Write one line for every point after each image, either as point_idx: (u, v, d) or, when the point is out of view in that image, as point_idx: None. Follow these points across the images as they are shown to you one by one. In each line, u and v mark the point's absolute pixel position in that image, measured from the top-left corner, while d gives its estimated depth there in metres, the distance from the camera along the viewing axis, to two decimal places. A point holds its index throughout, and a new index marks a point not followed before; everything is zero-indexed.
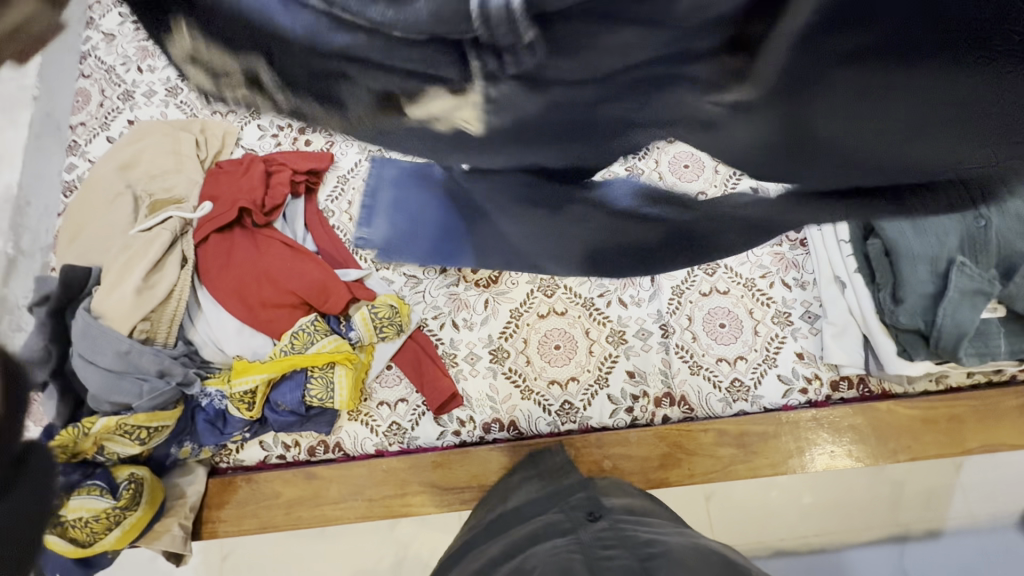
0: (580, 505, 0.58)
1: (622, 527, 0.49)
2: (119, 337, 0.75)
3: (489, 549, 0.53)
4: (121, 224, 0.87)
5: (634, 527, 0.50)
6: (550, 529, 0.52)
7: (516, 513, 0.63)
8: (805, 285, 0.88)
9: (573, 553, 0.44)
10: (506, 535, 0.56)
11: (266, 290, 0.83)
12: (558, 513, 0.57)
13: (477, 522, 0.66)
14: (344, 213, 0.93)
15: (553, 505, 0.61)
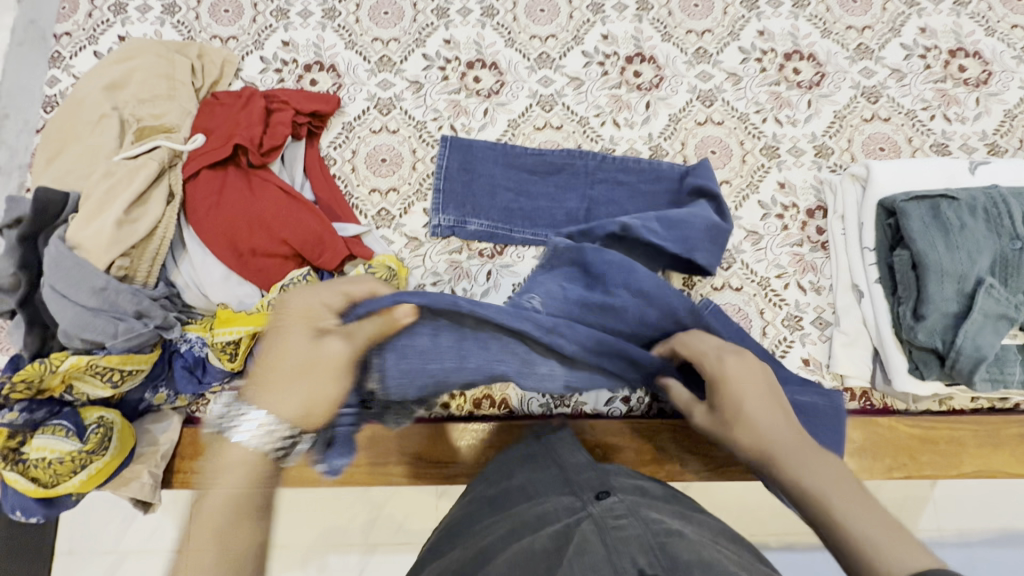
0: (585, 485, 0.61)
1: (641, 512, 0.55)
2: (95, 272, 0.70)
3: (497, 528, 0.56)
4: (105, 149, 0.79)
5: (645, 507, 0.56)
6: (560, 508, 0.57)
7: (522, 491, 0.63)
8: (820, 289, 0.83)
9: (593, 546, 0.50)
10: (504, 515, 0.58)
11: (257, 237, 0.77)
12: (568, 494, 0.60)
13: (472, 498, 0.66)
14: (347, 162, 0.88)
15: (561, 485, 0.62)
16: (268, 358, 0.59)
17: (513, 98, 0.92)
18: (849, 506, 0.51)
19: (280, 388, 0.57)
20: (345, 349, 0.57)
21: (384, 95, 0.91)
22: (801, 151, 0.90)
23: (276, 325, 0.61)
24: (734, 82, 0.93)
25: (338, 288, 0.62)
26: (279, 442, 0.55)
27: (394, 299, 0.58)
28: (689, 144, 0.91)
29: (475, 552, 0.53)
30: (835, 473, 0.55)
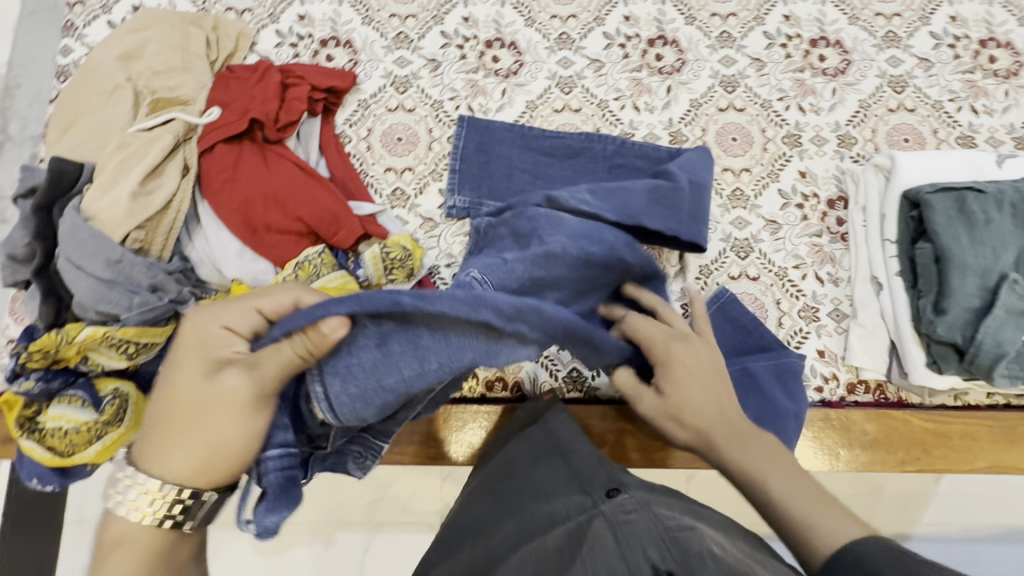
0: (596, 483, 0.60)
1: (652, 508, 0.54)
2: (110, 244, 0.70)
3: (505, 527, 0.58)
4: (120, 121, 0.78)
5: (656, 504, 0.56)
6: (570, 507, 0.57)
7: (528, 485, 0.63)
8: (838, 281, 0.83)
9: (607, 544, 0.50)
10: (516, 513, 0.60)
11: (272, 213, 0.77)
12: (578, 493, 0.59)
13: (478, 488, 0.67)
14: (363, 140, 0.87)
15: (570, 480, 0.62)
16: (160, 399, 0.49)
17: (532, 79, 0.91)
18: (790, 485, 0.52)
19: (176, 433, 0.48)
20: (247, 384, 0.47)
21: (401, 73, 0.90)
22: (823, 140, 0.88)
23: (173, 355, 0.50)
24: (758, 67, 0.91)
25: (246, 306, 0.50)
26: (165, 511, 0.50)
27: (309, 315, 0.45)
28: (709, 130, 0.89)
29: (483, 553, 0.56)
30: (774, 451, 0.55)
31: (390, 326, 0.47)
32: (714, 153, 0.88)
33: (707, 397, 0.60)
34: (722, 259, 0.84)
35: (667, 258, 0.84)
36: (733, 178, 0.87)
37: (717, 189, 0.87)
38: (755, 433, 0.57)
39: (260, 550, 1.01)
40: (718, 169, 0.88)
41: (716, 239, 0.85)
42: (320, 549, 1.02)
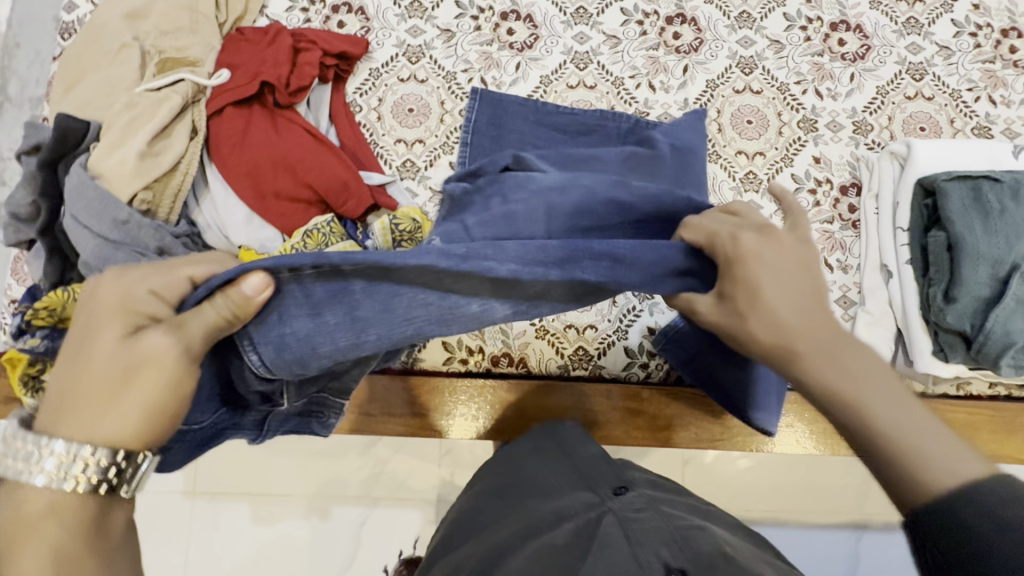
0: (602, 481, 0.60)
1: (659, 506, 0.55)
2: (117, 205, 0.69)
3: (511, 524, 0.57)
4: (126, 80, 0.77)
5: (662, 503, 0.57)
6: (576, 503, 0.57)
7: (532, 482, 0.63)
8: (847, 268, 0.82)
9: (612, 529, 0.52)
10: (523, 509, 0.59)
11: (282, 179, 0.76)
12: (584, 489, 0.59)
13: (485, 490, 0.66)
14: (373, 110, 0.85)
15: (574, 479, 0.62)
16: (69, 373, 0.43)
17: (547, 53, 0.89)
18: (891, 409, 0.45)
19: (96, 407, 0.42)
20: (176, 348, 0.42)
21: (414, 42, 0.88)
22: (839, 126, 0.88)
23: (78, 324, 0.44)
24: (776, 50, 0.90)
25: (163, 272, 0.45)
26: (96, 474, 0.41)
27: (229, 271, 0.43)
28: (725, 112, 0.88)
29: (489, 550, 0.54)
30: (871, 366, 0.48)
31: (299, 299, 0.45)
32: (729, 135, 0.87)
33: (791, 308, 0.50)
34: None
35: None
36: (746, 162, 0.86)
37: (730, 172, 0.86)
38: (838, 346, 0.48)
39: (257, 520, 1.02)
40: (732, 151, 0.87)
41: None
42: (317, 522, 1.02)
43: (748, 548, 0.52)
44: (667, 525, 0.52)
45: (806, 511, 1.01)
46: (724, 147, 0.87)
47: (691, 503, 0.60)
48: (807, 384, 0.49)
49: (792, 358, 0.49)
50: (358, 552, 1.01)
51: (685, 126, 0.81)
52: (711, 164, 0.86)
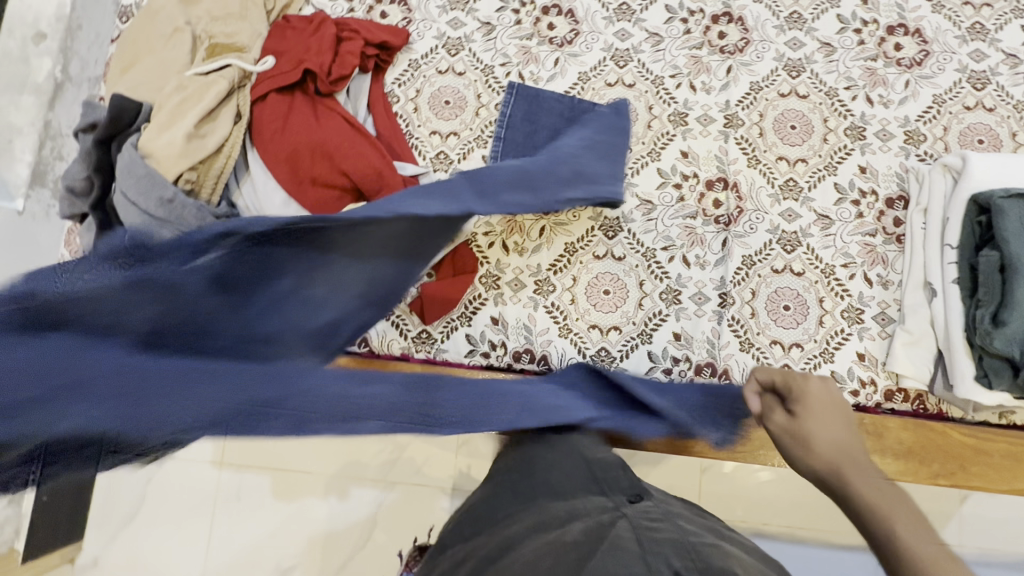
0: (616, 487, 0.60)
1: (671, 517, 0.55)
2: (164, 183, 0.71)
3: (522, 519, 0.57)
4: (177, 64, 0.79)
5: (681, 517, 0.56)
6: (590, 505, 0.57)
7: (545, 481, 0.62)
8: (888, 283, 0.80)
9: (626, 531, 0.51)
10: (536, 506, 0.58)
11: (319, 166, 0.77)
12: (598, 494, 0.59)
13: (493, 487, 0.65)
14: (410, 101, 0.87)
15: (587, 480, 0.61)
16: None
17: (587, 50, 0.88)
18: (922, 538, 0.45)
19: None
20: None
21: (454, 35, 0.88)
22: (889, 135, 0.84)
23: None
24: (827, 53, 0.86)
25: None
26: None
27: None
28: (768, 116, 0.85)
29: (503, 538, 0.55)
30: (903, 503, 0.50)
31: None
32: (771, 140, 0.85)
33: (839, 437, 0.58)
34: (766, 252, 0.82)
35: (710, 246, 0.82)
36: (787, 168, 0.84)
37: (769, 178, 0.84)
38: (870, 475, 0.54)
39: (279, 496, 1.05)
40: (772, 157, 0.84)
41: (763, 230, 0.82)
42: (335, 501, 1.05)
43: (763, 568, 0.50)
44: (683, 534, 0.52)
45: (827, 530, 0.98)
46: (764, 152, 0.84)
47: (703, 520, 0.59)
48: (850, 490, 0.52)
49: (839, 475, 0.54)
50: (373, 533, 1.04)
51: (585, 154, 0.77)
52: (750, 169, 0.84)
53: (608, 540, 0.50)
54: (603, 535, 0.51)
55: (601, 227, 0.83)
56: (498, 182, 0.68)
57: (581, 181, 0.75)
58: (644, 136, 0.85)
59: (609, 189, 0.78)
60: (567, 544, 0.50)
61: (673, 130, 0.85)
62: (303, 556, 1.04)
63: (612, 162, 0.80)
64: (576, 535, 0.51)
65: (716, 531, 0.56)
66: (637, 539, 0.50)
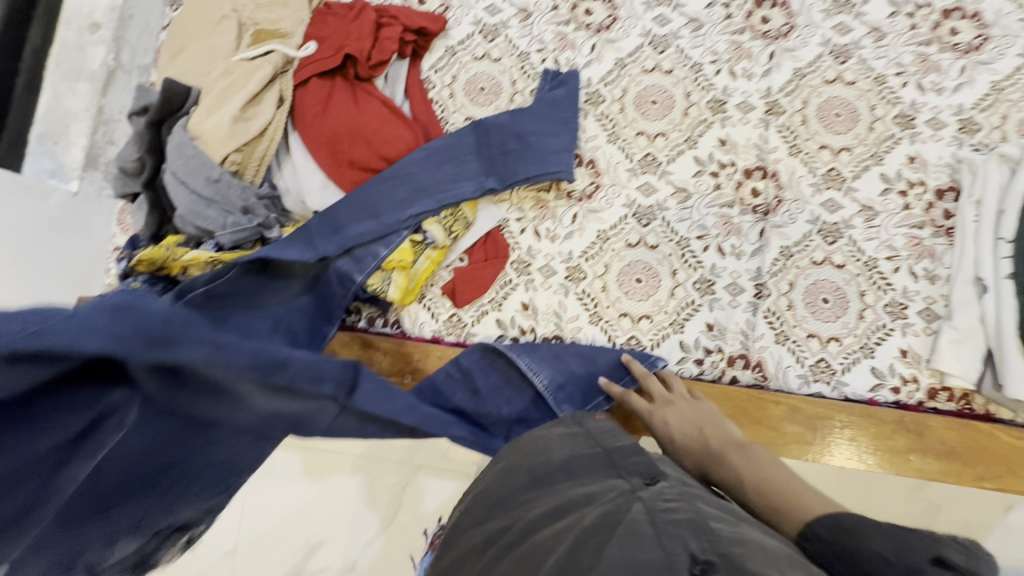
0: (631, 469, 0.58)
1: (688, 497, 0.53)
2: (211, 164, 0.74)
3: (540, 504, 0.55)
4: (224, 49, 0.82)
5: (700, 499, 0.54)
6: (606, 488, 0.54)
7: (559, 467, 0.60)
8: (935, 278, 0.77)
9: (641, 517, 0.49)
10: (553, 490, 0.57)
11: (358, 150, 0.79)
12: (614, 476, 0.57)
13: (508, 469, 0.63)
14: (446, 87, 0.87)
15: (603, 464, 0.59)
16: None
17: (624, 35, 0.87)
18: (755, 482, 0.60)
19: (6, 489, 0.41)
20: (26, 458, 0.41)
21: (491, 21, 0.88)
22: (941, 124, 0.80)
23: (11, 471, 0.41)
24: (876, 38, 0.83)
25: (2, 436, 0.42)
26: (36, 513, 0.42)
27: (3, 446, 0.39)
28: (812, 103, 0.83)
29: (521, 526, 0.53)
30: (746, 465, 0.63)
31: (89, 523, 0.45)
32: (814, 128, 0.82)
33: (691, 421, 0.70)
34: (806, 243, 0.80)
35: (747, 236, 0.81)
36: (830, 158, 0.81)
37: (811, 167, 0.81)
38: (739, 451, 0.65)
39: (308, 474, 1.09)
40: (814, 146, 0.82)
41: (803, 221, 0.80)
42: (362, 481, 1.08)
43: (786, 549, 0.48)
44: (702, 517, 0.49)
45: None
46: (806, 141, 0.82)
47: (725, 501, 0.55)
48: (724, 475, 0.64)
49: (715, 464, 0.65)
50: (398, 513, 1.06)
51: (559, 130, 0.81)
52: (791, 158, 0.82)
53: (621, 530, 0.48)
54: (617, 523, 0.49)
55: (635, 215, 0.83)
56: (345, 214, 0.76)
57: (422, 196, 0.78)
58: (681, 123, 0.84)
59: (452, 194, 0.79)
60: (582, 527, 0.49)
61: (711, 117, 0.84)
62: (330, 533, 1.07)
63: (447, 169, 0.79)
64: (592, 518, 0.50)
65: (734, 512, 0.54)
66: (652, 530, 0.47)
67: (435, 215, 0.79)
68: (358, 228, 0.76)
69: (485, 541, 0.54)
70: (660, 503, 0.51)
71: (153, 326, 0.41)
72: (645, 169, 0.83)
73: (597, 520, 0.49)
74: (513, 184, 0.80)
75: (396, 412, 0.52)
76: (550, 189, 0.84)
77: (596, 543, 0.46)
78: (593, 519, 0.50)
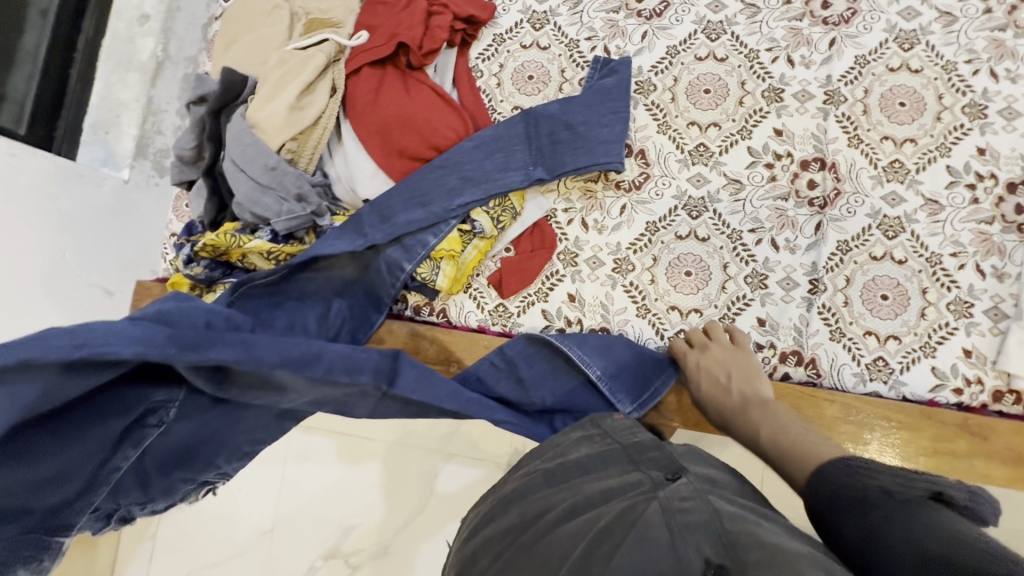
0: (653, 464, 0.57)
1: (705, 493, 0.51)
2: (268, 152, 0.75)
3: (558, 501, 0.54)
4: (278, 39, 0.83)
5: (717, 495, 0.52)
6: (625, 484, 0.54)
7: (577, 466, 0.59)
8: (1003, 276, 0.74)
9: (655, 516, 0.48)
10: (570, 488, 0.56)
11: (408, 138, 0.79)
12: (634, 472, 0.56)
13: (528, 472, 0.62)
14: (494, 76, 0.87)
15: (622, 462, 0.58)
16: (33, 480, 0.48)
17: (677, 22, 0.85)
18: (785, 441, 0.60)
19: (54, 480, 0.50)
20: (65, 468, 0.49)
21: (540, 9, 0.87)
22: (1015, 114, 0.76)
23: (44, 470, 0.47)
24: (946, 23, 0.79)
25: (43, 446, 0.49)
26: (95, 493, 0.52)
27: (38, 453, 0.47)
28: (874, 92, 0.80)
29: (536, 525, 0.51)
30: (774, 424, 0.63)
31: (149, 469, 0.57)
32: (875, 119, 0.79)
33: (727, 373, 0.71)
34: (864, 237, 0.77)
35: (802, 229, 0.78)
36: (892, 149, 0.78)
37: (871, 159, 0.78)
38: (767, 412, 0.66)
39: (345, 458, 1.11)
40: (875, 136, 0.79)
41: (862, 214, 0.77)
42: (397, 467, 1.09)
43: (814, 549, 0.45)
44: (718, 514, 0.48)
45: None
46: (867, 131, 0.79)
47: (753, 505, 0.53)
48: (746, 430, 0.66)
49: (741, 418, 0.67)
50: (432, 500, 1.08)
51: (613, 120, 0.79)
52: (851, 149, 0.79)
53: (633, 531, 0.47)
54: (631, 525, 0.48)
55: (685, 207, 0.81)
56: (397, 203, 0.77)
57: (471, 186, 0.78)
58: (735, 113, 0.82)
59: (502, 184, 0.79)
60: (597, 527, 0.48)
61: (766, 107, 0.81)
62: (365, 516, 1.09)
63: (495, 159, 0.79)
64: (607, 518, 0.49)
65: (763, 511, 0.51)
66: (665, 530, 0.46)
67: (484, 205, 0.80)
68: (407, 216, 0.77)
69: (500, 534, 0.53)
70: (678, 501, 0.50)
71: (184, 335, 0.46)
72: (697, 160, 0.82)
73: (613, 520, 0.48)
74: (562, 173, 0.79)
75: (440, 399, 0.57)
76: (599, 179, 0.83)
77: (604, 544, 0.46)
78: (610, 519, 0.49)
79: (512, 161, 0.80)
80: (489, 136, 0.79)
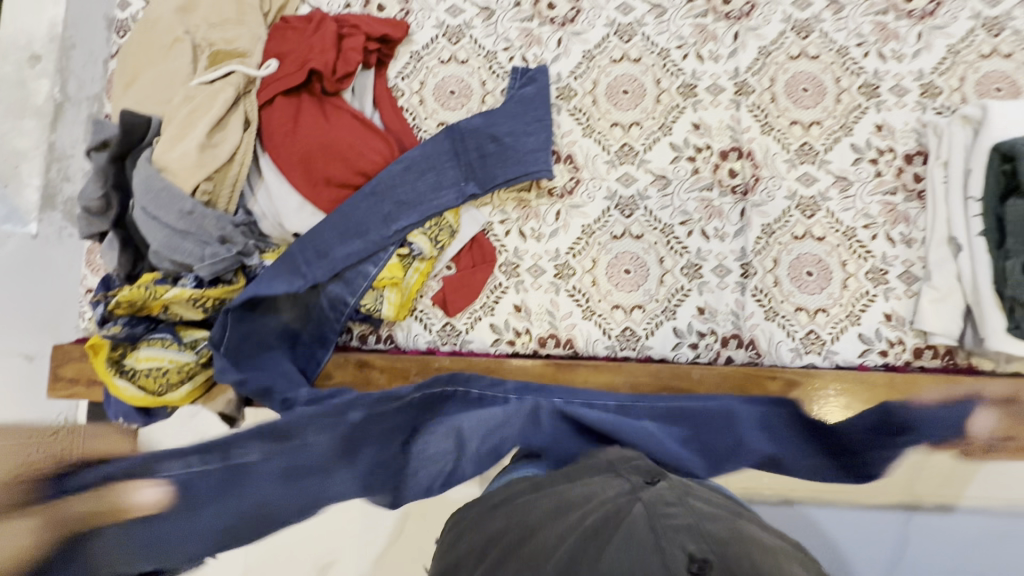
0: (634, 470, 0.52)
1: (688, 500, 0.47)
2: (183, 196, 0.72)
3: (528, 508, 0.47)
4: (181, 74, 0.79)
5: (696, 499, 0.49)
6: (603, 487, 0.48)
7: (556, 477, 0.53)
8: (911, 242, 0.79)
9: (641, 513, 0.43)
10: (543, 495, 0.49)
11: (332, 166, 0.77)
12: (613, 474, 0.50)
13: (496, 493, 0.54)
14: (415, 94, 0.86)
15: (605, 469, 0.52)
16: None
17: (589, 27, 0.87)
18: None
19: None
20: None
21: (454, 23, 0.87)
22: (904, 90, 0.82)
23: None
24: (835, 11, 0.84)
25: None
26: None
27: None
28: (779, 80, 0.84)
29: (503, 533, 0.44)
30: None
31: None
32: (783, 105, 0.83)
33: None
34: (785, 218, 0.81)
35: (728, 217, 0.82)
36: (801, 133, 0.83)
37: (784, 143, 0.83)
38: None
39: None
40: (785, 122, 0.83)
41: (781, 197, 0.81)
42: None
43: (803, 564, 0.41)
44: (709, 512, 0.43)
45: None
46: (777, 118, 0.83)
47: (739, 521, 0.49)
48: None
49: None
50: None
51: (537, 128, 0.80)
52: (764, 136, 0.83)
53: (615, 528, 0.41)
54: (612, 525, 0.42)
55: (617, 206, 0.83)
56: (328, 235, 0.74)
57: (406, 210, 0.77)
58: (654, 111, 0.84)
59: (435, 204, 0.78)
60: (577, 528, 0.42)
61: (683, 102, 0.84)
62: None
63: (427, 179, 0.78)
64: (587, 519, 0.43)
65: (746, 522, 0.48)
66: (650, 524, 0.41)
67: (420, 226, 0.79)
68: (344, 248, 0.74)
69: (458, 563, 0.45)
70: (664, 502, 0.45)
71: None
72: (624, 160, 0.84)
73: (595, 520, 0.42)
74: (493, 186, 0.79)
75: None
76: (531, 188, 0.83)
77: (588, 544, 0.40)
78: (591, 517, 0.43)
79: (443, 179, 0.79)
80: (416, 155, 0.78)
